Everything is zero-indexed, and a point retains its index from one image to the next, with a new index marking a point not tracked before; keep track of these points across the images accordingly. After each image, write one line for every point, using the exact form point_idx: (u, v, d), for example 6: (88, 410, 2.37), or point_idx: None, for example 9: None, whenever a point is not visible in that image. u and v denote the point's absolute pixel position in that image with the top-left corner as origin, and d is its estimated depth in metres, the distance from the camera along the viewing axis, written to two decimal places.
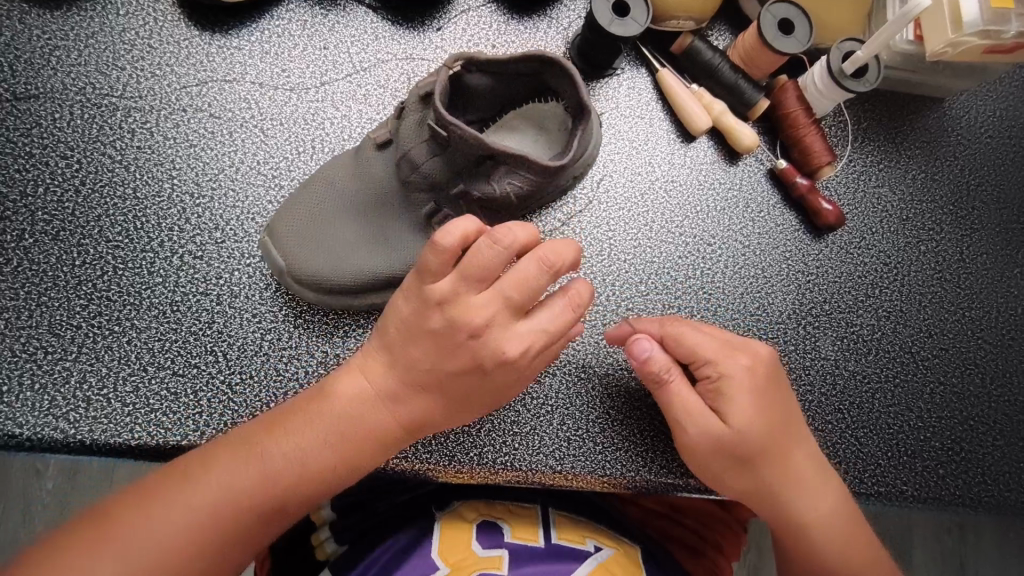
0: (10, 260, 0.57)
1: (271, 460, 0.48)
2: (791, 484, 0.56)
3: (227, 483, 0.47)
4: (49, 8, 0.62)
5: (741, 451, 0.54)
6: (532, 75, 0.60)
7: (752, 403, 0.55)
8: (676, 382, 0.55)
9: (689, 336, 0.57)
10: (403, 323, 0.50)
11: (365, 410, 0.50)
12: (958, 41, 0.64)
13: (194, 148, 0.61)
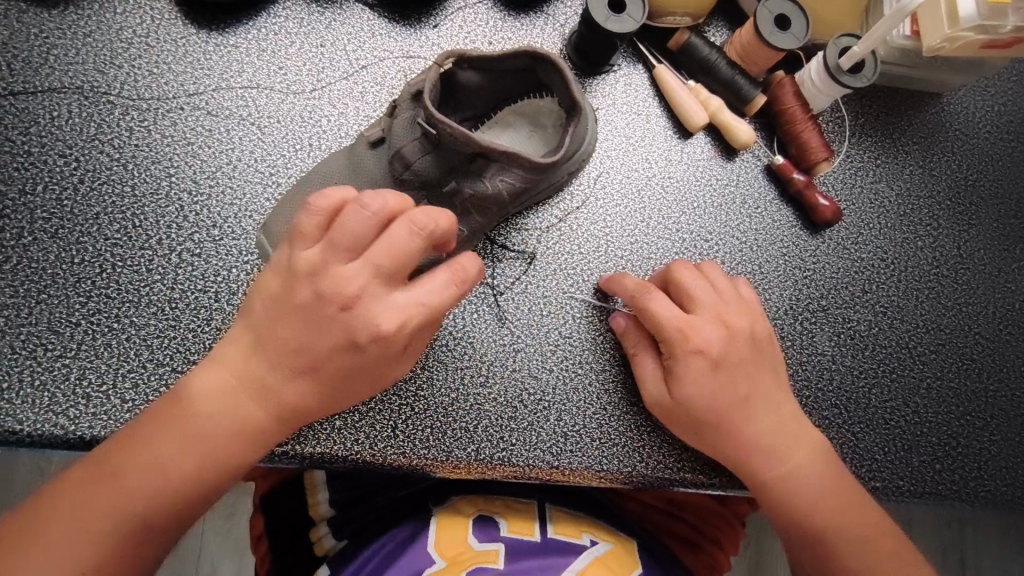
0: (10, 258, 0.57)
1: (157, 453, 0.49)
2: (752, 452, 0.57)
3: (119, 482, 0.48)
4: (46, 7, 0.62)
5: (685, 420, 0.57)
6: (526, 71, 0.60)
7: (695, 380, 0.56)
8: (641, 355, 0.60)
9: (654, 310, 0.57)
10: (270, 305, 0.49)
11: (239, 392, 0.50)
12: (955, 36, 0.64)
13: (192, 146, 0.61)
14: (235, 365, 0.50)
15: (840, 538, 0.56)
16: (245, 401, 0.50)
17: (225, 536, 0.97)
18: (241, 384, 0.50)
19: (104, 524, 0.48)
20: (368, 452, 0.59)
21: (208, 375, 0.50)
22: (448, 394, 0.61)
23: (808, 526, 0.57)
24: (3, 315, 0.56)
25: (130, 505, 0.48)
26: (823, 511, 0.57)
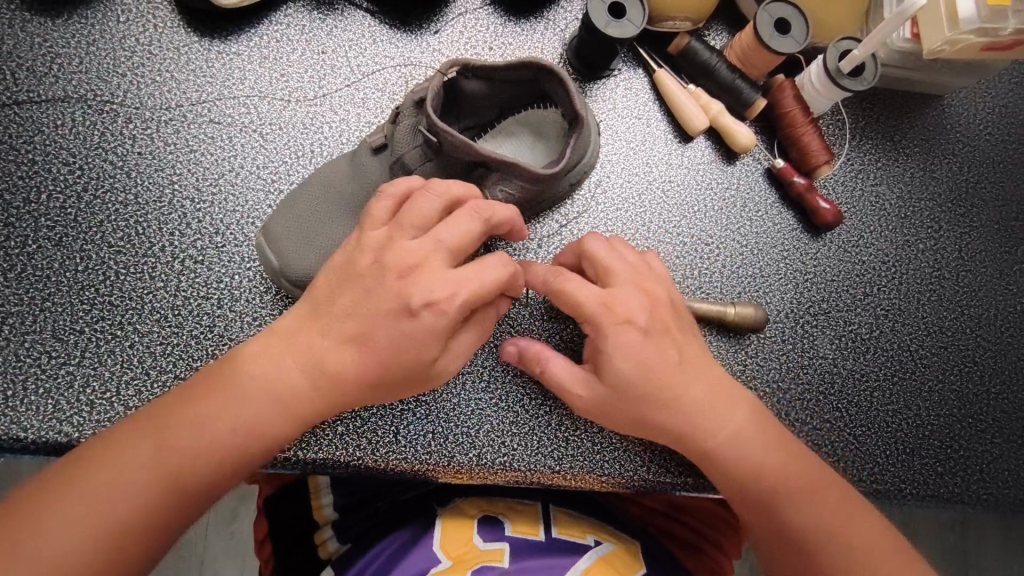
0: (14, 266, 0.58)
1: (203, 434, 0.48)
2: (691, 424, 0.55)
3: (160, 461, 0.47)
4: (49, 16, 0.62)
5: (619, 400, 0.54)
6: (530, 81, 0.60)
7: (630, 354, 0.53)
8: (550, 353, 0.57)
9: (572, 284, 0.54)
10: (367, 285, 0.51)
11: (295, 383, 0.50)
12: (955, 38, 0.64)
13: (194, 153, 0.62)
14: (294, 354, 0.51)
15: (791, 498, 0.54)
16: (300, 391, 0.50)
17: (228, 540, 0.97)
18: (295, 374, 0.50)
19: (134, 503, 0.46)
20: (370, 457, 0.60)
21: (265, 361, 0.51)
22: (450, 399, 0.62)
23: (757, 490, 0.54)
24: (8, 322, 0.56)
25: (163, 486, 0.47)
26: (768, 472, 0.54)
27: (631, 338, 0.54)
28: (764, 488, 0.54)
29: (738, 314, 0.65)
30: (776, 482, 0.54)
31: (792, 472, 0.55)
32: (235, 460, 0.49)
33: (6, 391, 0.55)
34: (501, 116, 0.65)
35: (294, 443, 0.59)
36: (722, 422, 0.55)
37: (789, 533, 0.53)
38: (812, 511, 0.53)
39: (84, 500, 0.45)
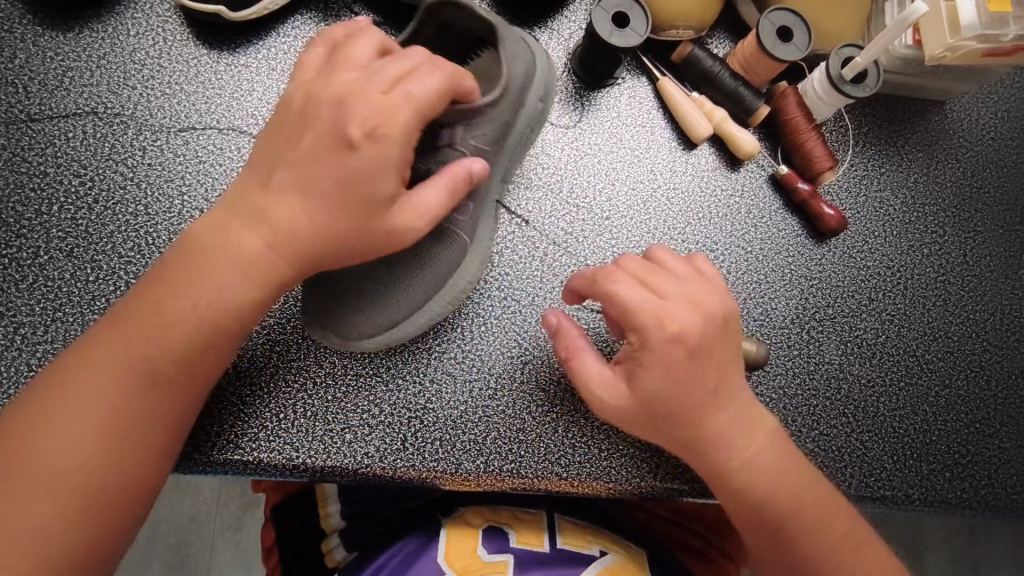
0: (26, 277, 0.58)
1: (146, 353, 0.49)
2: (727, 439, 0.56)
3: (115, 387, 0.48)
4: (61, 30, 0.63)
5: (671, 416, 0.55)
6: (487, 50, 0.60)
7: (680, 367, 0.54)
8: (576, 358, 0.58)
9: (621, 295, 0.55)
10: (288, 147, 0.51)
11: (220, 283, 0.50)
12: (957, 45, 0.64)
13: (204, 165, 0.62)
14: (207, 258, 0.50)
15: (805, 532, 0.56)
16: (228, 293, 0.50)
17: (234, 548, 0.97)
18: (215, 274, 0.50)
19: (108, 430, 0.48)
20: (379, 465, 0.60)
21: (182, 270, 0.50)
22: (457, 407, 0.62)
23: (773, 527, 0.56)
24: (20, 333, 0.57)
25: (129, 408, 0.48)
26: (793, 506, 0.56)
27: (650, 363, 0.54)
28: (782, 524, 0.56)
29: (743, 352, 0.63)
30: (801, 518, 0.56)
31: (811, 503, 0.56)
32: (182, 375, 0.50)
33: (18, 400, 0.55)
34: None
35: (303, 451, 0.59)
36: (760, 458, 0.56)
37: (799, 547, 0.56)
38: (817, 543, 0.56)
39: (64, 441, 0.47)
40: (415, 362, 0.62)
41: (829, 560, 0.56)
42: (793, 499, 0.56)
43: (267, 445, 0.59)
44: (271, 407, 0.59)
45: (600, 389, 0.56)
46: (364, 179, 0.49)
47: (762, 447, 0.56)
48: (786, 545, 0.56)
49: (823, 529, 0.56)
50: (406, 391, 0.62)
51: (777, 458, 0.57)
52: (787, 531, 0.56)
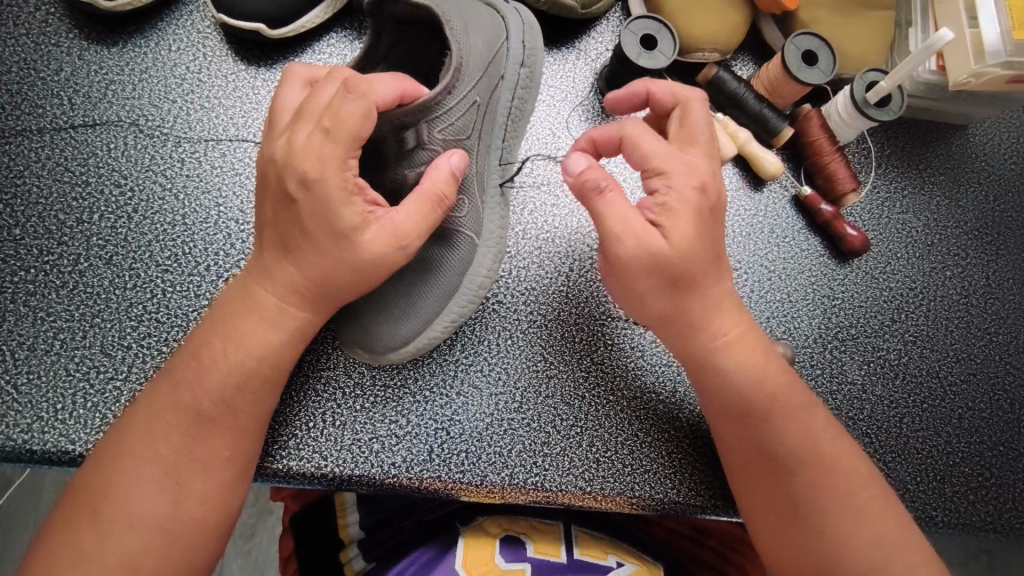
0: (67, 283, 0.60)
1: (199, 397, 0.50)
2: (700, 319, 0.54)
3: (177, 432, 0.49)
4: (105, 45, 0.65)
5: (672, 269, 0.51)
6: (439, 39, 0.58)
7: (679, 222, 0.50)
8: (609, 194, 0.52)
9: (643, 138, 0.52)
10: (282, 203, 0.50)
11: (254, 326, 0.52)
12: (981, 71, 0.65)
13: (240, 176, 0.64)
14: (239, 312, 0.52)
15: (781, 422, 0.53)
16: (263, 335, 0.52)
17: (246, 558, 0.96)
18: (247, 322, 0.52)
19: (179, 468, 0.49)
20: (405, 476, 0.60)
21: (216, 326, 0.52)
22: (483, 419, 0.63)
23: (745, 408, 0.54)
24: (59, 338, 0.58)
25: (195, 447, 0.49)
26: (772, 397, 0.54)
27: (671, 211, 0.50)
28: (761, 414, 0.53)
29: None
30: (778, 411, 0.54)
31: (789, 398, 0.54)
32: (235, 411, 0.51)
33: (55, 405, 0.56)
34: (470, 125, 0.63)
35: (331, 460, 0.60)
36: (736, 342, 0.55)
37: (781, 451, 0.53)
38: (794, 433, 0.53)
39: (142, 486, 0.48)
40: (443, 375, 0.63)
41: (806, 452, 0.53)
42: (769, 391, 0.54)
43: (296, 453, 0.60)
44: (301, 416, 0.60)
45: (618, 227, 0.51)
46: (318, 216, 0.49)
47: (739, 334, 0.55)
48: (761, 436, 0.53)
49: (799, 422, 0.54)
50: (433, 403, 0.62)
51: (749, 348, 0.55)
52: (762, 417, 0.53)
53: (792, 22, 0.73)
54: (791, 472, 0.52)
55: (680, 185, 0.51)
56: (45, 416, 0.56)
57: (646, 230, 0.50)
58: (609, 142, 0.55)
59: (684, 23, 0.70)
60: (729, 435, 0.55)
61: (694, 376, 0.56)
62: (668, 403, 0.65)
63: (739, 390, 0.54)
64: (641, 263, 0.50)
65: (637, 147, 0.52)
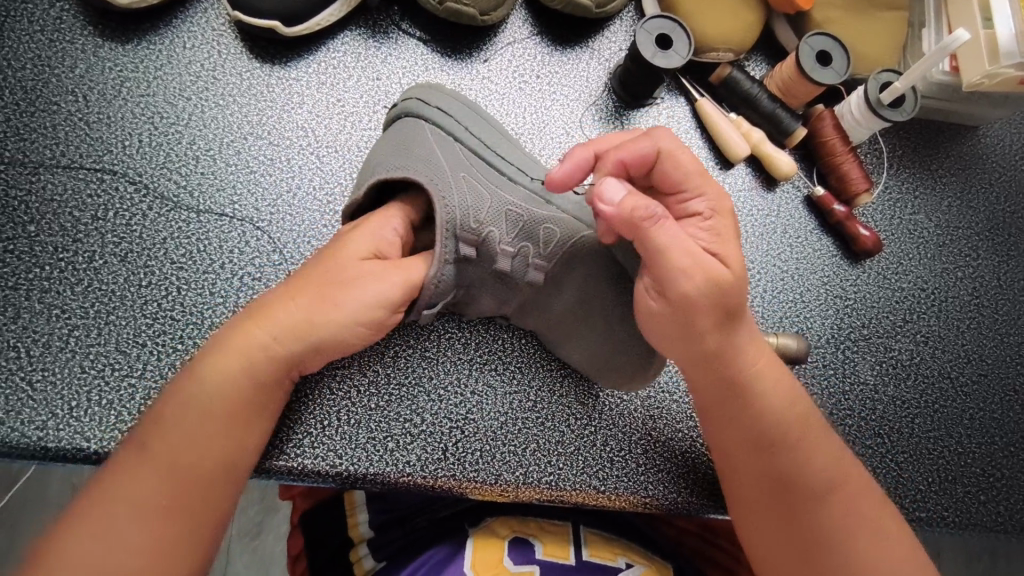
0: (81, 280, 0.59)
1: (206, 398, 0.49)
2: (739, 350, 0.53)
3: (184, 455, 0.48)
4: (120, 42, 0.65)
5: (731, 294, 0.50)
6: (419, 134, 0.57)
7: (730, 244, 0.51)
8: (665, 220, 0.49)
9: (677, 153, 0.52)
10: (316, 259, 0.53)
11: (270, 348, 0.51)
12: (995, 72, 0.65)
13: (255, 174, 0.64)
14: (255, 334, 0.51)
15: (811, 448, 0.53)
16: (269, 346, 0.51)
17: (251, 556, 0.94)
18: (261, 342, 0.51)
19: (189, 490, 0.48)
20: (420, 474, 0.60)
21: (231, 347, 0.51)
22: (497, 418, 0.63)
23: (778, 438, 0.53)
24: (74, 335, 0.58)
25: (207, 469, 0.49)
26: (801, 422, 0.54)
27: (720, 235, 0.51)
28: (793, 439, 0.53)
29: (778, 342, 0.64)
30: (805, 434, 0.54)
31: (814, 423, 0.55)
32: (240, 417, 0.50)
33: (70, 402, 0.56)
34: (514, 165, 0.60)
35: (346, 458, 0.60)
36: (764, 373, 0.54)
37: (811, 475, 0.52)
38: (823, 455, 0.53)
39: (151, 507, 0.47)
40: (456, 374, 0.63)
41: (835, 474, 0.53)
42: (797, 417, 0.54)
43: (311, 452, 0.59)
44: (315, 414, 0.60)
45: (680, 252, 0.49)
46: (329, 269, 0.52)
47: (763, 363, 0.55)
48: (795, 462, 0.53)
49: (825, 446, 0.54)
50: (447, 402, 0.62)
51: (775, 375, 0.55)
52: (793, 444, 0.53)
53: (804, 23, 0.73)
54: (825, 494, 0.52)
55: (722, 206, 0.52)
56: (60, 413, 0.56)
57: (711, 262, 0.50)
58: (643, 160, 0.52)
59: (699, 22, 0.69)
60: (759, 466, 0.53)
61: (728, 411, 0.54)
62: (682, 404, 0.66)
63: (773, 416, 0.53)
64: (713, 288, 0.50)
65: (677, 162, 0.51)
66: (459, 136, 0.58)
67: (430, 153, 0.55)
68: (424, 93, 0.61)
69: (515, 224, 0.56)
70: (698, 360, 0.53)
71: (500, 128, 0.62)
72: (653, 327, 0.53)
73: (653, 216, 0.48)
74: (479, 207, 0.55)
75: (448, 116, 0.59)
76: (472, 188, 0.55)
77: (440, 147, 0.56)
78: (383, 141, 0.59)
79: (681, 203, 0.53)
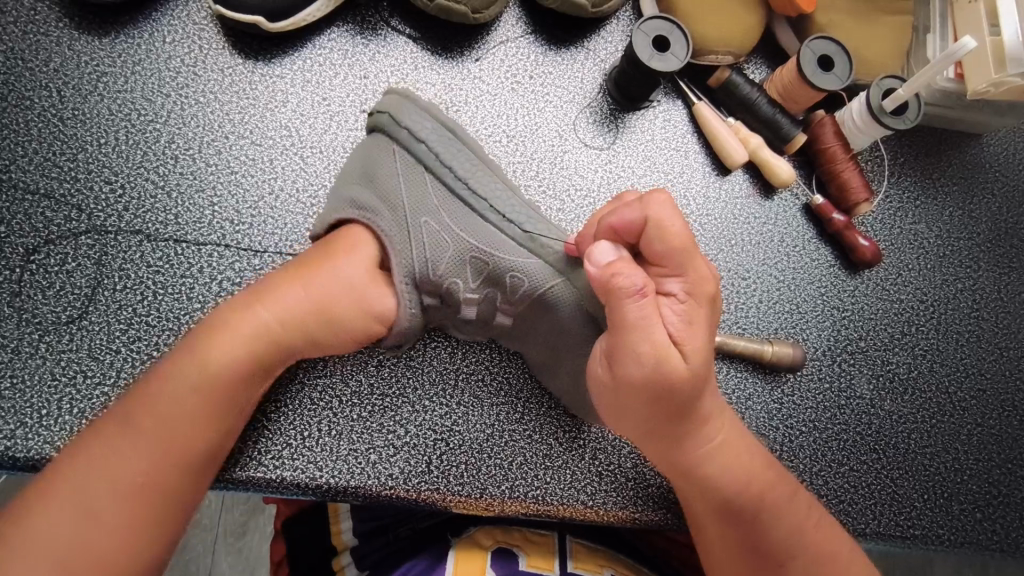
0: (53, 284, 0.57)
1: (170, 433, 0.47)
2: (695, 433, 0.51)
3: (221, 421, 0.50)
4: (97, 35, 0.63)
5: (683, 386, 0.47)
6: (391, 157, 0.54)
7: (689, 330, 0.47)
8: (627, 301, 0.45)
9: (668, 224, 0.44)
10: (309, 299, 0.51)
11: (206, 363, 0.49)
12: (1002, 81, 0.63)
13: (236, 175, 0.62)
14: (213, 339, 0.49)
15: (771, 517, 0.52)
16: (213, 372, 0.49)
17: (235, 557, 0.86)
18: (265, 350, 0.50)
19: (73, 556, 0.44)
20: (402, 487, 0.58)
21: (225, 313, 0.51)
22: (483, 430, 0.61)
23: (735, 510, 0.52)
24: (44, 340, 0.56)
25: (106, 545, 0.44)
26: (760, 492, 0.52)
27: (692, 322, 0.47)
28: (750, 511, 0.52)
29: (775, 352, 0.64)
30: (766, 502, 0.52)
31: (775, 492, 0.53)
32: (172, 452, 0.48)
33: (40, 410, 0.54)
34: (496, 191, 0.55)
35: (326, 470, 0.58)
36: (720, 447, 0.52)
37: (767, 547, 0.52)
38: (784, 524, 0.52)
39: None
40: (443, 384, 0.61)
41: (796, 540, 0.52)
42: (757, 489, 0.52)
43: (290, 463, 0.57)
44: (295, 425, 0.58)
45: (635, 335, 0.45)
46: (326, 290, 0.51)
47: (725, 435, 0.52)
48: (754, 531, 0.52)
49: (786, 510, 0.53)
50: (432, 412, 0.61)
51: (736, 445, 0.53)
52: (752, 516, 0.52)
53: (807, 26, 0.71)
54: (782, 561, 0.52)
55: (701, 288, 0.47)
56: (29, 421, 0.54)
57: (670, 349, 0.46)
58: (632, 229, 0.46)
59: (699, 23, 0.67)
60: (719, 537, 0.53)
61: (682, 481, 0.53)
62: None
63: (731, 490, 0.52)
64: (663, 380, 0.46)
65: (664, 238, 0.45)
66: (427, 163, 0.54)
67: (392, 190, 0.53)
68: (394, 106, 0.55)
69: (479, 271, 0.54)
70: (651, 436, 0.51)
71: (482, 152, 0.57)
72: (607, 402, 0.50)
73: (633, 291, 0.44)
74: (439, 257, 0.53)
75: (415, 139, 0.54)
76: (432, 235, 0.53)
77: (404, 181, 0.53)
78: (353, 161, 0.57)
79: (659, 278, 0.47)
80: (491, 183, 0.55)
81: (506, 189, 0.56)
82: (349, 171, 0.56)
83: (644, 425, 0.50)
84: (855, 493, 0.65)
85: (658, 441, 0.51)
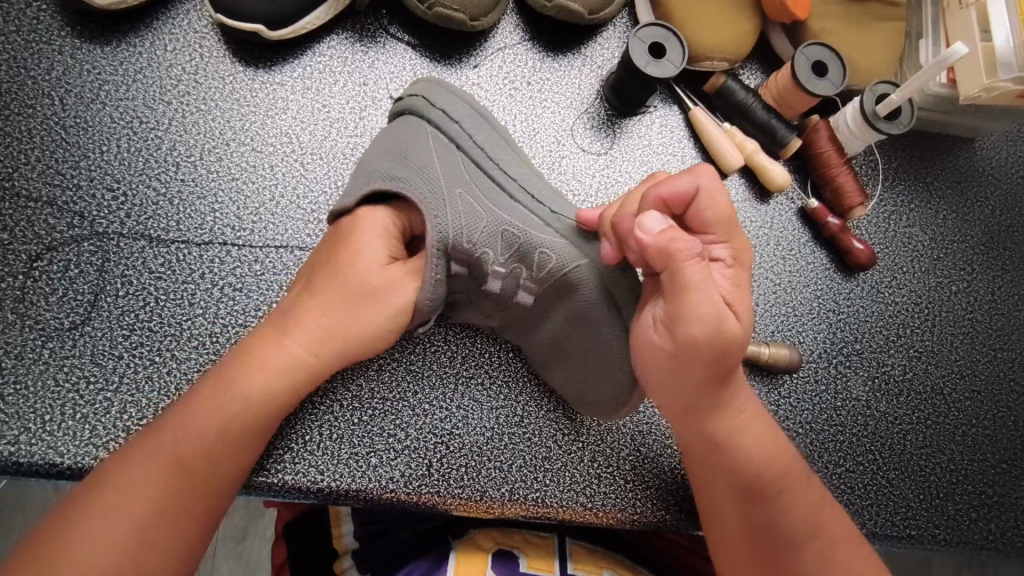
0: (56, 290, 0.58)
1: (213, 454, 0.49)
2: (730, 402, 0.52)
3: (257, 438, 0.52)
4: (99, 43, 0.63)
5: (731, 348, 0.48)
6: (426, 135, 0.55)
7: (736, 295, 0.49)
8: (692, 263, 0.46)
9: (719, 195, 0.48)
10: (341, 318, 0.52)
11: (246, 386, 0.50)
12: (993, 85, 0.64)
13: (237, 182, 0.63)
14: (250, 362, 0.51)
15: (789, 497, 0.53)
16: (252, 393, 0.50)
17: (235, 561, 0.86)
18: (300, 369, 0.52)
19: None
20: (402, 490, 0.59)
21: (253, 336, 0.52)
22: (482, 433, 0.61)
23: (757, 489, 0.53)
24: (47, 346, 0.56)
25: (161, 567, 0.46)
26: (785, 469, 0.53)
27: (738, 286, 0.49)
28: (774, 487, 0.53)
29: (772, 354, 0.64)
30: (786, 482, 0.53)
31: (795, 471, 0.54)
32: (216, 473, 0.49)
33: (43, 416, 0.55)
34: (523, 173, 0.56)
35: (327, 474, 0.58)
36: (747, 423, 0.54)
37: (784, 530, 0.52)
38: (803, 506, 0.53)
39: None
40: (443, 388, 0.62)
41: (812, 522, 0.52)
42: (780, 465, 0.53)
43: (292, 467, 0.58)
44: (296, 429, 0.59)
45: (698, 296, 0.46)
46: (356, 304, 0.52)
47: (751, 412, 0.54)
48: (774, 511, 0.52)
49: (804, 492, 0.54)
50: (432, 416, 0.61)
51: (760, 423, 0.54)
52: (773, 493, 0.53)
53: (801, 32, 0.72)
54: (800, 544, 0.52)
55: (744, 256, 0.50)
56: (32, 427, 0.54)
57: (726, 311, 0.47)
58: (683, 199, 0.48)
59: (695, 29, 0.68)
60: (740, 517, 0.53)
61: (710, 457, 0.54)
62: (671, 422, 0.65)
63: (755, 466, 0.53)
64: (711, 343, 0.47)
65: (716, 207, 0.48)
66: (459, 142, 0.54)
67: (426, 166, 0.53)
68: (427, 91, 0.57)
69: (508, 246, 0.53)
70: (688, 405, 0.52)
71: (507, 138, 0.58)
72: (649, 368, 0.51)
73: (692, 253, 0.46)
74: (472, 228, 0.52)
75: (449, 119, 0.55)
76: (466, 208, 0.53)
77: (438, 156, 0.53)
78: (381, 140, 0.57)
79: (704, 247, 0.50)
80: (517, 166, 0.56)
81: (531, 172, 0.57)
82: (375, 150, 0.56)
83: (685, 393, 0.51)
84: (851, 493, 0.65)
85: (694, 410, 0.52)
